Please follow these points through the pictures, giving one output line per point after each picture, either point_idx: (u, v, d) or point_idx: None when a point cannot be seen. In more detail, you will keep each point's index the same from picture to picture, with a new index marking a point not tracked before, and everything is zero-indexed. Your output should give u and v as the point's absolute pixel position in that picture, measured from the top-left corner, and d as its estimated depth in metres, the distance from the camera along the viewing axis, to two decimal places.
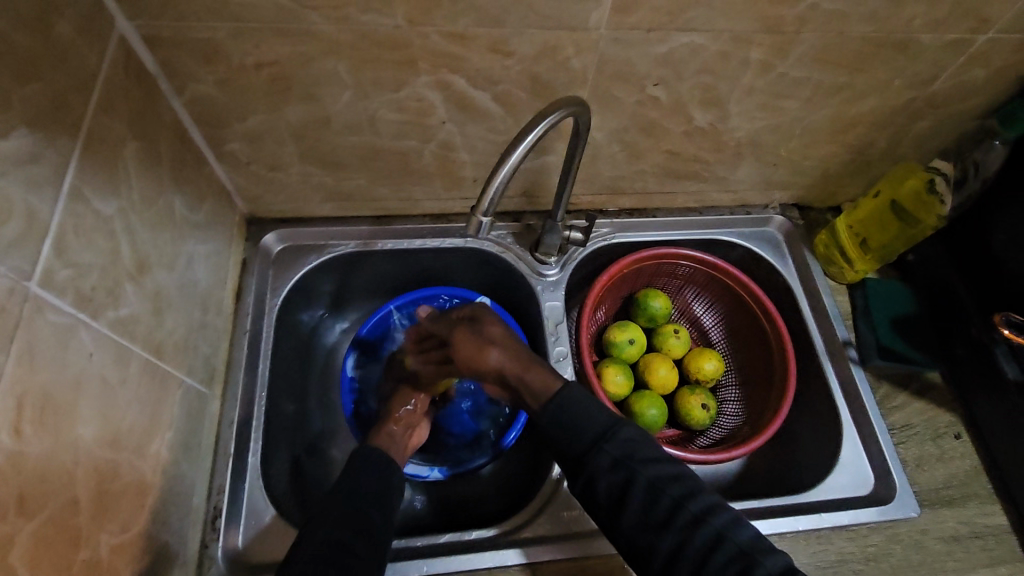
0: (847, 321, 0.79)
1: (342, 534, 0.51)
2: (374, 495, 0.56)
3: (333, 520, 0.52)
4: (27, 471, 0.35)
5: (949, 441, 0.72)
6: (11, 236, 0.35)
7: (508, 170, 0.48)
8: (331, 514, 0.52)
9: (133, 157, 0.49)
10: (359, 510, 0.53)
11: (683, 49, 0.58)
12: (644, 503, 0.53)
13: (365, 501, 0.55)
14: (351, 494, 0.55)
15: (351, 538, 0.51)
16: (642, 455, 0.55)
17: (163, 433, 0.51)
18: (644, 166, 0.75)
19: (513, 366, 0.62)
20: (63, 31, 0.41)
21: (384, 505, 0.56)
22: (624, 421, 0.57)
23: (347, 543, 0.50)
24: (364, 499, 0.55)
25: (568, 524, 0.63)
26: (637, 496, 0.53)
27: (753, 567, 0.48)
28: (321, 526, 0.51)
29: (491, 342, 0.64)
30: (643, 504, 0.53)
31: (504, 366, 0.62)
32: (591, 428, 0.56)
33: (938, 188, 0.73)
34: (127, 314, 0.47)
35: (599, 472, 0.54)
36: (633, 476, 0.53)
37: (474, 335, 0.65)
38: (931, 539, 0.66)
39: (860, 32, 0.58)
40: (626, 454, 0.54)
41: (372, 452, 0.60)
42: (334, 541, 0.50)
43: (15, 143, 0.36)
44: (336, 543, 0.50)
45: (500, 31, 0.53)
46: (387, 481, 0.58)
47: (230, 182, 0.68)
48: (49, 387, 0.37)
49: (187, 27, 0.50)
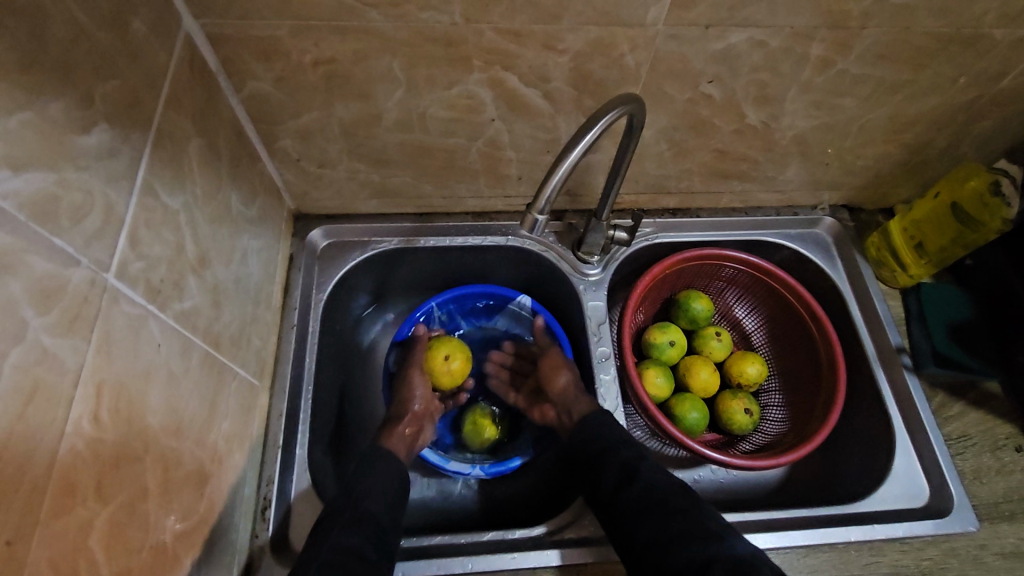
0: (899, 327, 0.76)
1: (356, 540, 0.50)
2: (388, 501, 0.56)
3: (344, 526, 0.51)
4: (104, 457, 0.36)
5: (1009, 454, 0.69)
6: (92, 229, 0.36)
7: (565, 169, 0.48)
8: (344, 519, 0.52)
9: (196, 153, 0.50)
10: (372, 516, 0.53)
11: (740, 45, 0.57)
12: (645, 508, 0.55)
13: (376, 509, 0.54)
14: (364, 499, 0.55)
15: (364, 548, 0.50)
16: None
17: (220, 423, 0.52)
18: (690, 165, 0.74)
19: (575, 392, 0.68)
20: (136, 29, 0.41)
21: (394, 509, 0.56)
22: None
23: (358, 551, 0.50)
24: (375, 504, 0.55)
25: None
26: (642, 496, 0.56)
27: None
28: (334, 531, 0.51)
29: (566, 367, 0.72)
30: (642, 501, 0.56)
31: (568, 390, 0.69)
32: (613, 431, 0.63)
33: (1003, 191, 0.68)
34: (190, 306, 0.48)
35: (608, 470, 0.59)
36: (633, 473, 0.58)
37: (564, 357, 0.73)
38: (989, 555, 0.63)
39: (927, 28, 0.56)
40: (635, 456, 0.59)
41: (385, 457, 0.60)
42: (348, 548, 0.50)
43: (97, 138, 0.37)
44: (349, 551, 0.49)
45: (556, 26, 0.53)
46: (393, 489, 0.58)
47: (280, 179, 0.69)
48: (122, 376, 0.38)
49: (248, 25, 0.50)
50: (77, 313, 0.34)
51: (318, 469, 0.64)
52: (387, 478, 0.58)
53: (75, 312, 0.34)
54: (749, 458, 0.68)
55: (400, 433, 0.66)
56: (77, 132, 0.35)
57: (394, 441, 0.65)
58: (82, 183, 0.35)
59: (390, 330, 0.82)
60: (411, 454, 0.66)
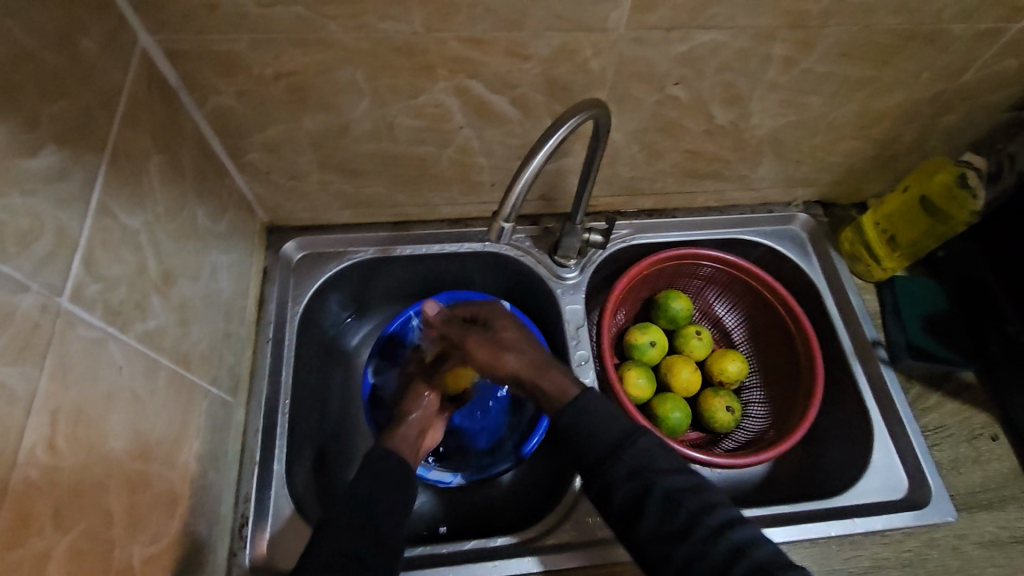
0: (875, 320, 0.77)
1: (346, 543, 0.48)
2: (390, 508, 0.53)
3: (341, 530, 0.49)
4: (62, 485, 0.35)
5: (985, 443, 0.70)
6: (41, 254, 0.35)
7: (530, 175, 0.48)
8: (338, 523, 0.50)
9: (156, 170, 0.50)
10: (366, 519, 0.51)
11: (703, 47, 0.57)
12: (671, 529, 0.49)
13: (370, 511, 0.52)
14: (360, 501, 0.52)
15: (361, 549, 0.48)
16: (660, 465, 0.52)
17: (191, 442, 0.52)
18: (663, 166, 0.74)
19: (527, 369, 0.60)
20: (86, 47, 0.41)
21: (397, 513, 0.53)
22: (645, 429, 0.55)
23: (360, 553, 0.48)
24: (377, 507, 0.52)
25: (592, 531, 0.62)
26: (662, 515, 0.50)
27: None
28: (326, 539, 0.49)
29: (505, 346, 0.63)
30: (666, 524, 0.49)
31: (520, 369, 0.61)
32: (611, 431, 0.54)
33: (970, 183, 0.70)
34: (154, 326, 0.47)
35: (617, 482, 0.52)
36: (650, 486, 0.51)
37: (487, 340, 0.63)
38: (969, 544, 0.64)
39: (887, 24, 0.57)
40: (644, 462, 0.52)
41: (387, 458, 0.58)
42: (339, 555, 0.47)
43: (45, 160, 0.36)
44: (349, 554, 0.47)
45: (518, 33, 0.53)
46: (389, 489, 0.55)
47: (250, 192, 0.69)
48: (81, 401, 0.38)
49: (207, 39, 0.50)
50: (26, 340, 0.34)
51: (298, 483, 0.63)
52: (390, 481, 0.56)
53: (25, 339, 0.33)
54: (729, 456, 0.68)
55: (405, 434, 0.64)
56: (23, 155, 0.34)
57: (400, 443, 0.63)
58: (30, 208, 0.35)
59: (369, 342, 0.81)
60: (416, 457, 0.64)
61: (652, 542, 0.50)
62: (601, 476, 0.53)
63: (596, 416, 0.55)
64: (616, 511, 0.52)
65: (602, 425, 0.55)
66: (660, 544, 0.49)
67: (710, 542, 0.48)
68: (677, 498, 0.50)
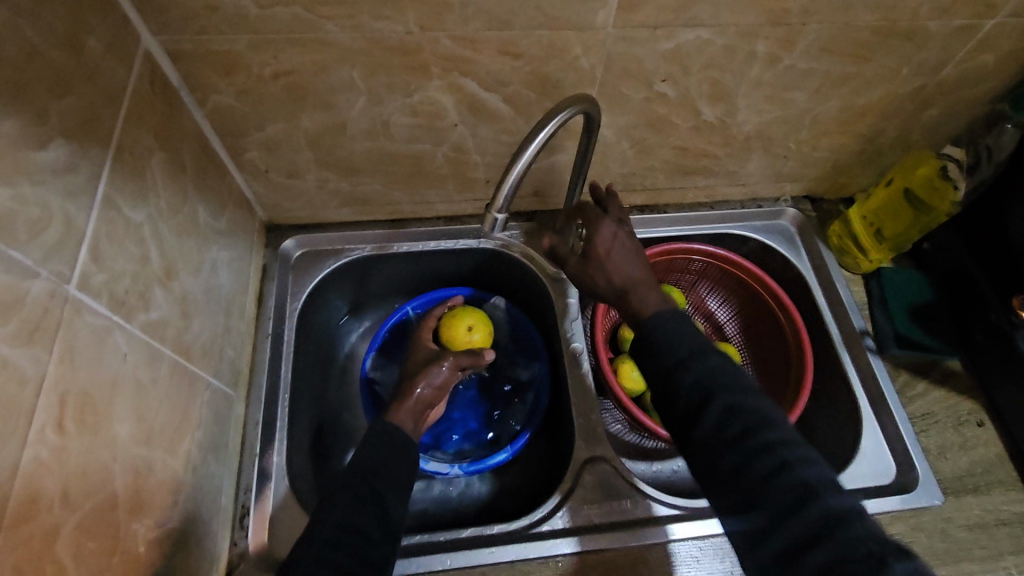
0: (863, 311, 0.79)
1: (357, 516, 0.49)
2: (396, 486, 0.54)
3: (350, 500, 0.50)
4: (70, 465, 0.36)
5: (971, 429, 0.71)
6: (49, 244, 0.37)
7: (521, 168, 0.49)
8: (347, 495, 0.51)
9: (159, 165, 0.51)
10: (373, 493, 0.52)
11: (689, 45, 0.59)
12: (725, 438, 0.46)
13: (377, 487, 0.53)
14: (367, 478, 0.53)
15: (366, 523, 0.49)
16: (728, 382, 0.49)
17: (192, 432, 0.53)
18: (653, 162, 0.76)
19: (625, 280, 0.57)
20: (92, 47, 0.42)
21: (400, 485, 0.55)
22: (714, 350, 0.51)
23: (364, 527, 0.49)
24: (380, 480, 0.53)
25: (585, 518, 0.63)
26: (719, 424, 0.47)
27: (820, 504, 0.42)
28: (336, 510, 0.50)
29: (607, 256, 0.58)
30: (726, 432, 0.47)
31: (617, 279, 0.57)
32: (679, 346, 0.51)
33: (951, 175, 0.73)
34: (157, 317, 0.49)
35: (678, 393, 0.50)
36: (712, 398, 0.48)
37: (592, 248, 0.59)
38: (956, 527, 0.65)
39: (866, 22, 0.59)
40: (709, 377, 0.49)
41: (391, 431, 0.58)
42: (348, 528, 0.48)
43: (53, 154, 0.38)
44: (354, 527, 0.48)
45: (509, 33, 0.55)
46: (398, 463, 0.56)
47: (249, 191, 0.70)
48: (88, 386, 0.39)
49: (208, 39, 0.52)
50: (37, 325, 0.35)
51: (297, 475, 0.64)
52: (394, 454, 0.57)
53: (35, 324, 0.35)
54: None
55: (411, 403, 0.63)
56: (34, 149, 0.36)
57: (403, 415, 0.61)
58: (39, 199, 0.36)
59: (367, 338, 0.83)
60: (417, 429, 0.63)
61: (708, 450, 0.47)
62: (667, 382, 0.51)
63: (666, 328, 0.53)
64: (676, 418, 0.50)
65: (668, 338, 0.52)
66: (711, 454, 0.47)
67: (761, 455, 0.45)
68: (740, 412, 0.47)
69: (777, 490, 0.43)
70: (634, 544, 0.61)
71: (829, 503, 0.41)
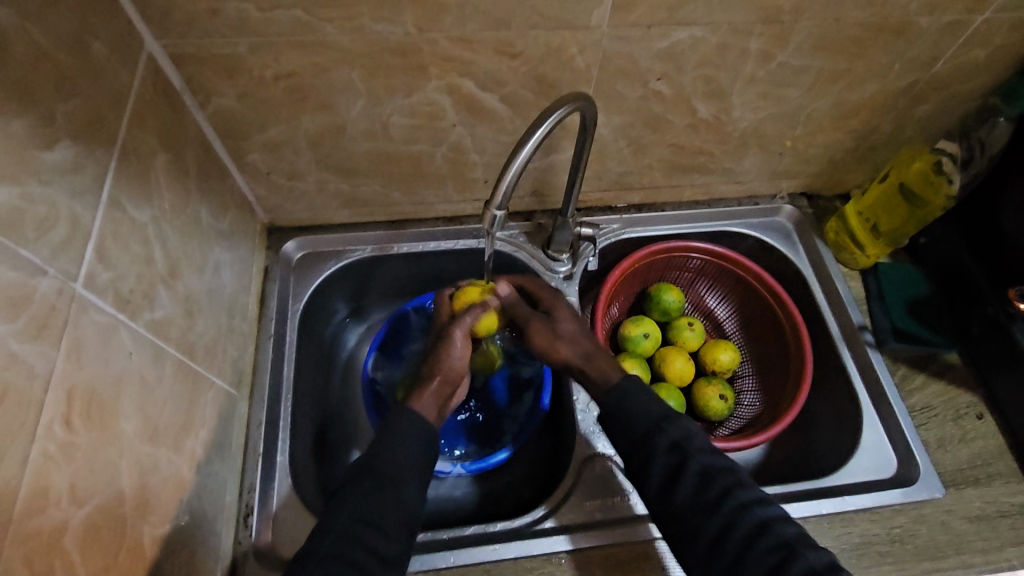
0: (861, 306, 0.79)
1: (368, 508, 0.51)
2: (414, 472, 0.55)
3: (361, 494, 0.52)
4: (77, 460, 0.37)
5: (970, 422, 0.71)
6: (56, 241, 0.37)
7: (519, 165, 0.50)
8: (361, 483, 0.53)
9: (162, 167, 0.52)
10: (388, 478, 0.53)
11: (683, 43, 0.60)
12: (704, 502, 0.54)
13: (395, 473, 0.53)
14: (377, 464, 0.54)
15: (383, 514, 0.51)
16: (699, 444, 0.57)
17: (197, 430, 0.53)
18: (650, 161, 0.76)
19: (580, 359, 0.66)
20: (97, 51, 0.43)
21: (418, 476, 0.55)
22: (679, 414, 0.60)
23: (376, 519, 0.51)
24: (400, 471, 0.54)
25: (573, 519, 0.63)
26: (697, 489, 0.54)
27: (794, 559, 0.50)
28: (351, 499, 0.52)
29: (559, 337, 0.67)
30: (703, 498, 0.54)
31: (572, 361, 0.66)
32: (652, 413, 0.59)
33: (945, 169, 0.73)
34: (161, 316, 0.49)
35: (657, 457, 0.57)
36: (689, 462, 0.56)
37: (549, 327, 0.68)
38: (957, 519, 0.65)
39: (857, 18, 0.60)
40: (686, 441, 0.57)
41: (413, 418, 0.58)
42: (362, 519, 0.50)
43: (59, 153, 0.38)
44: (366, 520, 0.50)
45: (506, 33, 0.56)
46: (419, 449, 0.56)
47: (251, 193, 0.71)
48: (94, 383, 0.39)
49: (210, 43, 0.52)
50: (44, 321, 0.36)
51: (301, 475, 0.65)
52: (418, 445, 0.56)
53: (42, 320, 0.35)
54: (723, 440, 0.70)
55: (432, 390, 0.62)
56: (41, 148, 0.37)
57: (425, 400, 0.60)
58: (46, 196, 0.37)
59: (368, 339, 0.83)
60: (439, 416, 0.62)
61: (688, 513, 0.54)
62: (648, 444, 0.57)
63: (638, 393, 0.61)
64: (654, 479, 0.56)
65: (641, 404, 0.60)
66: (687, 516, 0.54)
67: (734, 518, 0.52)
68: (712, 475, 0.55)
69: (755, 556, 0.51)
70: (636, 540, 0.61)
71: (808, 560, 0.49)
